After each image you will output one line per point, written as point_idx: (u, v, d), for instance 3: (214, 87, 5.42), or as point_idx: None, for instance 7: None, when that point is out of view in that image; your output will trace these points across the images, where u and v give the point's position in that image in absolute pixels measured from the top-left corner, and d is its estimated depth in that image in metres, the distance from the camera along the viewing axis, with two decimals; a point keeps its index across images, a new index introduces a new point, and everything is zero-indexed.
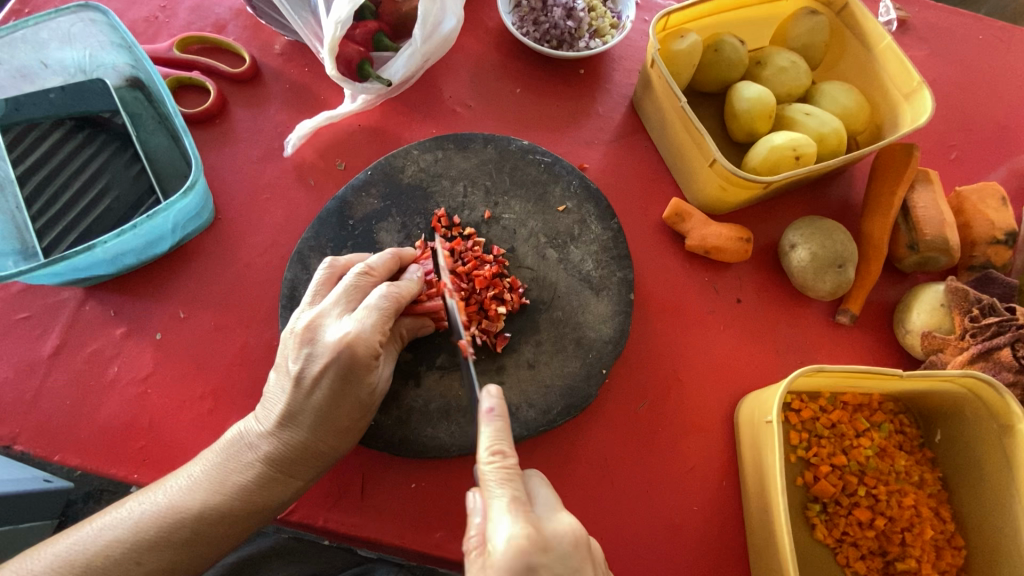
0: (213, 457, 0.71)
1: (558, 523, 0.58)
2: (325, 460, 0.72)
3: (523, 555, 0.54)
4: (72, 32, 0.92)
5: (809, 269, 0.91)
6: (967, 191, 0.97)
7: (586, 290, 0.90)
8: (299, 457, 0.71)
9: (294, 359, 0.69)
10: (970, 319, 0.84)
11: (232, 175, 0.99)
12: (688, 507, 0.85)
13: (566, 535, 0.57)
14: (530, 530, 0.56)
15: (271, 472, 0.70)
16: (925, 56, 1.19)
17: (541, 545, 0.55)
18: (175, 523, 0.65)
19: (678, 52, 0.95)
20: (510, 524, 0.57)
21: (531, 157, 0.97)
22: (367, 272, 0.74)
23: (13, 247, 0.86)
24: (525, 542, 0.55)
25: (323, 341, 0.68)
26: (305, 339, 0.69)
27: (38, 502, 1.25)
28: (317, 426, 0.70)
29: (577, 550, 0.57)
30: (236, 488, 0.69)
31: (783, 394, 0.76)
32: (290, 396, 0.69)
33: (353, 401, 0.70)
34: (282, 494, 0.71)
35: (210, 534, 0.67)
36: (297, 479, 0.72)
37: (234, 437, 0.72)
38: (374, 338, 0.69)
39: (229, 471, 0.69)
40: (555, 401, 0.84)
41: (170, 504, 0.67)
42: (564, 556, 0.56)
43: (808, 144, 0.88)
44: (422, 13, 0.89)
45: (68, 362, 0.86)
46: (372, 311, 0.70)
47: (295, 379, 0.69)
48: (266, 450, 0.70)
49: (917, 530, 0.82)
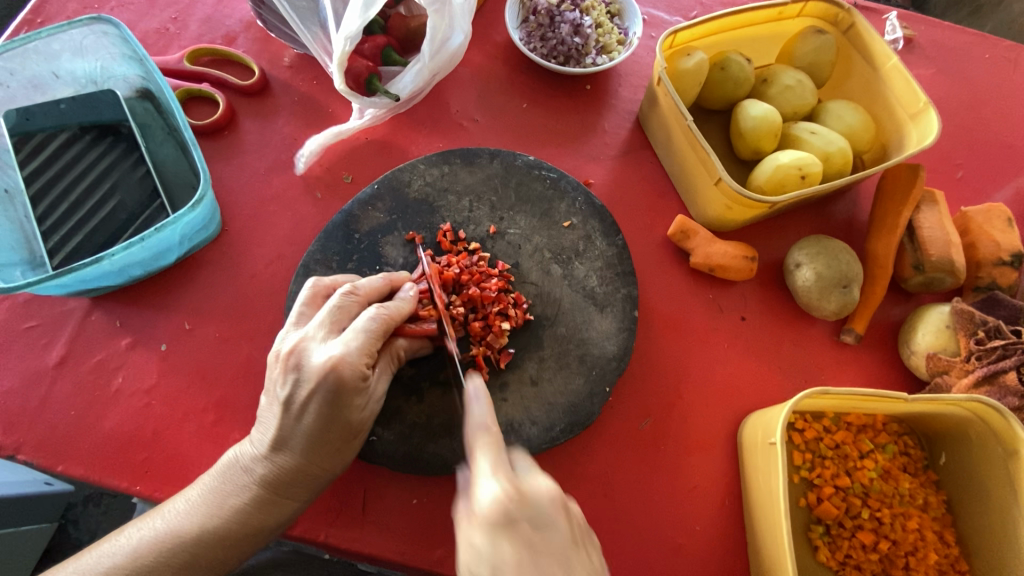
0: (210, 481, 0.71)
1: (535, 483, 0.57)
2: (319, 481, 0.72)
3: (503, 508, 0.53)
4: (85, 44, 0.93)
5: (814, 288, 0.91)
6: (973, 212, 0.97)
7: (590, 306, 0.90)
8: (294, 479, 0.70)
9: (282, 385, 0.68)
10: (975, 341, 0.84)
11: (240, 186, 0.99)
12: (689, 526, 0.84)
13: (545, 491, 0.56)
14: (509, 485, 0.55)
15: (267, 494, 0.70)
16: (931, 75, 1.19)
17: (520, 499, 0.54)
18: (173, 548, 0.66)
19: (685, 70, 0.95)
20: (491, 482, 0.55)
21: (537, 172, 0.98)
22: (352, 293, 0.74)
23: (20, 257, 0.86)
24: (505, 497, 0.54)
25: (309, 365, 0.67)
26: (291, 364, 0.67)
27: (39, 508, 1.26)
28: (310, 450, 0.69)
29: (556, 508, 0.55)
30: (233, 511, 0.69)
31: (787, 415, 0.76)
32: (281, 421, 0.69)
33: (344, 424, 0.69)
34: (278, 516, 0.71)
35: (209, 557, 0.67)
36: (294, 500, 0.71)
37: (231, 460, 0.72)
38: (360, 361, 0.68)
39: (226, 494, 0.70)
40: (557, 418, 0.84)
41: (168, 529, 0.67)
42: (544, 512, 0.54)
43: (814, 163, 0.88)
44: (429, 30, 0.90)
45: (73, 372, 0.86)
46: (360, 333, 0.69)
47: (284, 404, 0.68)
48: (262, 473, 0.70)
49: (921, 555, 0.81)
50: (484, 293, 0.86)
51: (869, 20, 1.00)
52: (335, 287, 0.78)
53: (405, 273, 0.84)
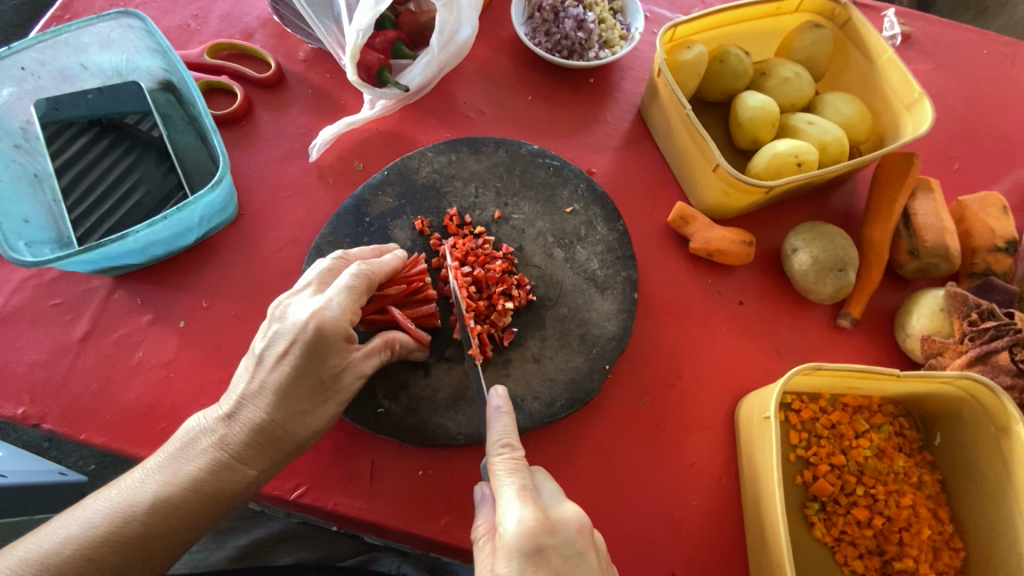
0: (170, 448, 0.69)
1: (563, 510, 0.62)
2: (284, 447, 0.71)
3: (531, 536, 0.59)
4: (112, 37, 0.98)
5: (810, 272, 0.93)
6: (969, 200, 0.99)
7: (591, 288, 0.93)
8: (260, 441, 0.69)
9: (262, 339, 0.72)
10: (969, 323, 0.85)
11: (256, 173, 1.04)
12: (686, 501, 0.87)
13: (572, 519, 0.62)
14: (539, 514, 0.60)
15: (228, 458, 0.68)
16: (929, 70, 1.22)
17: (549, 528, 0.60)
18: (127, 516, 0.63)
19: (684, 62, 0.99)
20: (519, 509, 0.61)
21: (541, 160, 1.01)
22: (343, 257, 0.80)
23: (49, 236, 0.90)
24: (535, 525, 0.59)
25: (289, 318, 0.72)
26: (275, 316, 0.73)
27: (53, 494, 1.30)
28: (275, 406, 0.70)
29: (582, 535, 0.62)
30: (189, 478, 0.66)
31: (781, 391, 0.78)
32: (252, 376, 0.71)
33: (313, 380, 0.71)
34: (237, 484, 0.69)
35: (163, 526, 0.64)
36: (254, 466, 0.70)
37: (191, 428, 0.71)
38: (336, 313, 0.71)
39: (184, 461, 0.68)
40: (559, 394, 0.86)
41: (122, 498, 0.65)
42: (570, 541, 0.60)
43: (810, 151, 0.91)
44: (439, 23, 0.94)
45: (96, 346, 0.90)
46: (340, 289, 0.73)
47: (259, 357, 0.71)
48: (223, 436, 0.69)
49: (916, 530, 0.83)
50: (489, 273, 0.89)
51: (865, 14, 1.02)
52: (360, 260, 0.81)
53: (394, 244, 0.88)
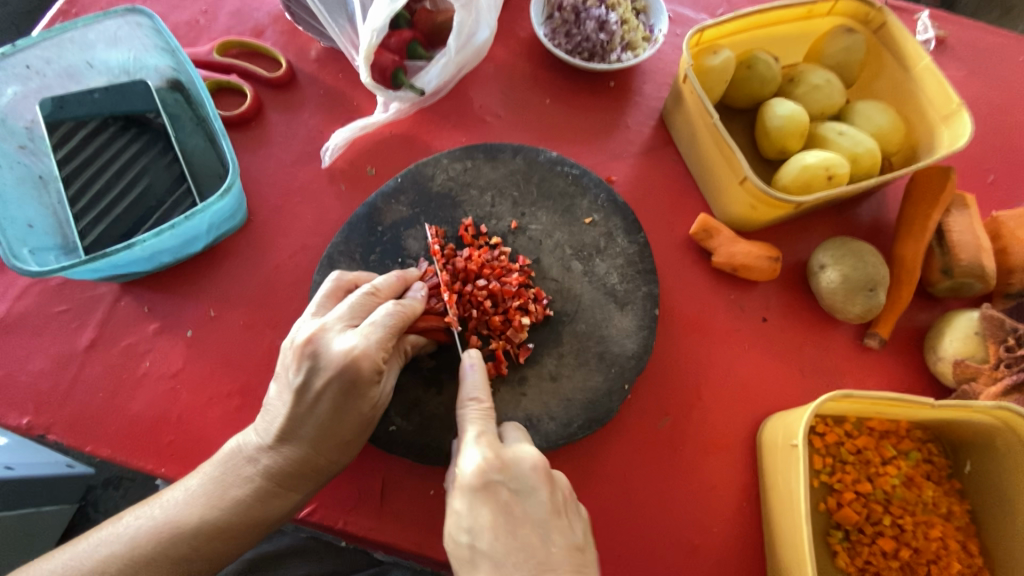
0: (212, 470, 0.70)
1: (518, 450, 0.62)
2: (324, 474, 0.72)
3: (482, 475, 0.60)
4: (119, 35, 0.95)
5: (838, 291, 0.90)
6: (1005, 217, 0.95)
7: (610, 304, 0.90)
8: (300, 470, 0.70)
9: (296, 372, 0.67)
10: (1006, 348, 0.82)
11: (266, 177, 1.01)
12: (706, 526, 0.84)
13: (525, 460, 0.61)
14: (491, 455, 0.61)
15: (271, 485, 0.69)
16: (964, 76, 1.17)
17: (500, 466, 0.61)
18: (172, 538, 0.65)
19: (711, 68, 0.94)
20: (474, 451, 0.62)
21: (560, 168, 0.98)
22: (372, 292, 0.74)
23: (55, 241, 0.88)
24: (486, 465, 0.61)
25: (327, 355, 0.66)
26: (307, 353, 0.66)
27: (61, 486, 1.29)
28: (318, 440, 0.69)
29: (537, 475, 0.61)
30: (234, 503, 0.68)
31: (809, 418, 0.75)
32: (291, 409, 0.68)
33: (355, 415, 0.69)
34: (280, 509, 0.70)
35: (209, 547, 0.66)
36: (296, 492, 0.71)
37: (233, 450, 0.71)
38: (378, 354, 0.67)
39: (228, 485, 0.69)
40: (576, 414, 0.83)
41: (167, 518, 0.66)
42: (523, 479, 0.61)
43: (841, 164, 0.87)
44: (456, 24, 0.90)
45: (102, 355, 0.88)
46: (378, 327, 0.69)
47: (297, 391, 0.67)
48: (265, 465, 0.69)
49: (944, 564, 0.80)
50: (505, 287, 0.86)
51: (901, 19, 0.98)
52: (358, 282, 0.80)
53: (416, 270, 0.84)
